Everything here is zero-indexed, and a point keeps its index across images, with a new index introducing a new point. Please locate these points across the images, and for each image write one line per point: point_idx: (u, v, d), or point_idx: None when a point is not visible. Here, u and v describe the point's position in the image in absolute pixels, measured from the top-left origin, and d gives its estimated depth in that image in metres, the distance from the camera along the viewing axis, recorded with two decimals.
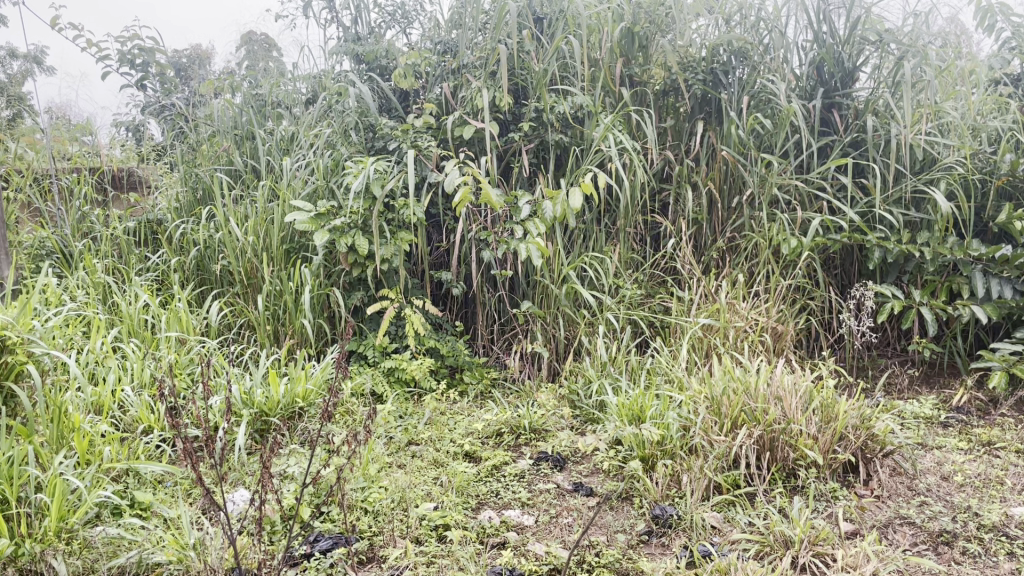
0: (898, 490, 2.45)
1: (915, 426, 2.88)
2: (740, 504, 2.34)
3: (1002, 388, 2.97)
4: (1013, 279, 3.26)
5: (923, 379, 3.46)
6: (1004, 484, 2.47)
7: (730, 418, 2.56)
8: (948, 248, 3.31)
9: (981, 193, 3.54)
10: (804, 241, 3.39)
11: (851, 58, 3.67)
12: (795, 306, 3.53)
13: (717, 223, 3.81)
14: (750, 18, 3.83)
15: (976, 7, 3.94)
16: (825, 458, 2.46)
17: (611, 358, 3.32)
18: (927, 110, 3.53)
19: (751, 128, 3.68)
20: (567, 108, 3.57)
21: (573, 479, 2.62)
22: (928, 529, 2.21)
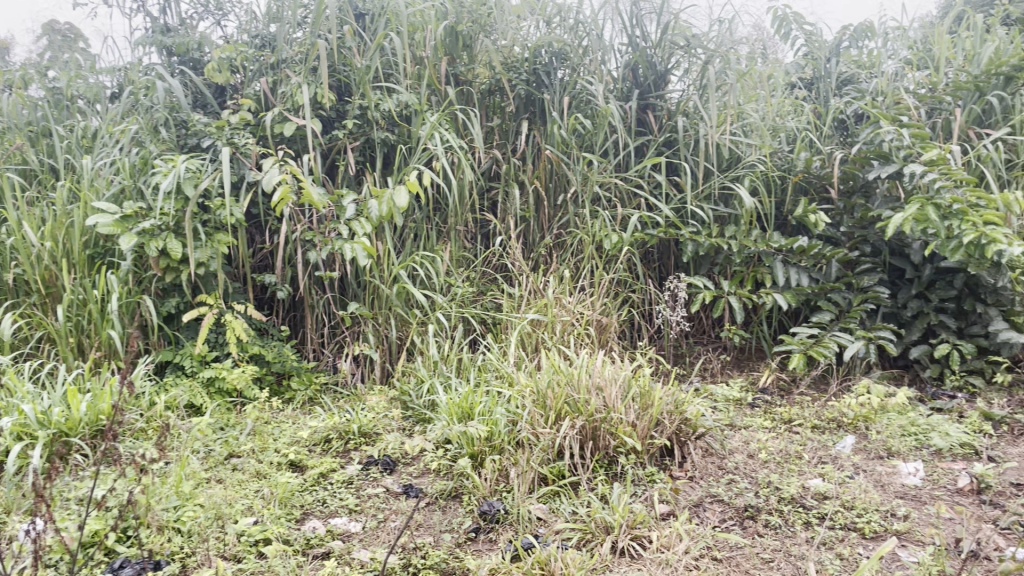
0: (709, 471, 2.60)
1: (726, 408, 3.07)
2: (564, 495, 2.40)
3: (800, 368, 3.22)
4: (809, 268, 3.54)
5: (734, 363, 3.69)
6: (802, 458, 2.67)
7: (555, 411, 2.62)
8: (753, 241, 3.55)
9: (781, 189, 3.81)
10: (624, 237, 3.54)
11: (663, 62, 3.89)
12: (618, 299, 3.67)
13: (544, 220, 3.89)
14: (569, 21, 3.93)
15: (774, 16, 4.20)
16: (644, 444, 2.58)
17: (443, 357, 3.30)
18: (731, 111, 3.78)
19: (573, 128, 3.80)
20: (392, 106, 3.53)
21: (402, 482, 2.58)
22: (735, 505, 2.37)
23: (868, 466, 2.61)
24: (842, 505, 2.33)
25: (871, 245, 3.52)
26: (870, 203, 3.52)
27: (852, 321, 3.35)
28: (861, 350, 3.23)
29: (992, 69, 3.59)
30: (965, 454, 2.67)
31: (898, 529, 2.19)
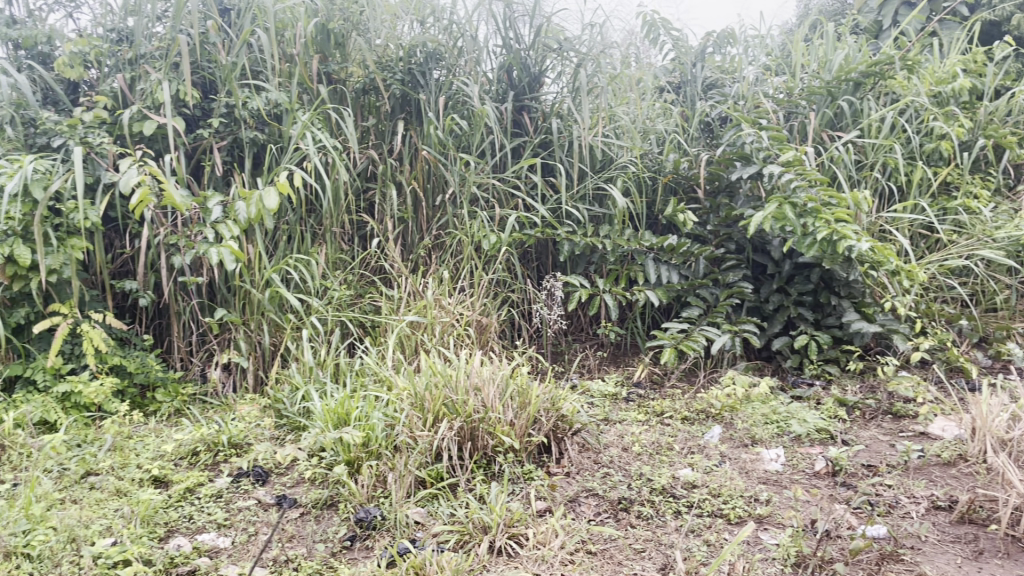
0: (585, 466, 2.64)
1: (602, 404, 3.14)
2: (442, 497, 2.38)
3: (671, 363, 3.32)
4: (679, 266, 3.66)
5: (611, 360, 3.77)
6: (673, 449, 2.76)
7: (433, 413, 2.59)
8: (626, 239, 3.65)
9: (652, 189, 3.94)
10: (502, 237, 3.57)
11: (537, 64, 3.92)
12: (497, 299, 3.68)
13: (422, 221, 3.85)
14: (444, 21, 3.90)
15: (643, 21, 4.32)
16: (522, 443, 2.60)
17: (319, 362, 3.22)
18: (603, 114, 3.89)
19: (449, 128, 3.78)
20: (261, 104, 3.42)
21: (274, 493, 2.49)
22: (609, 498, 2.42)
23: (734, 454, 2.73)
24: (710, 493, 2.42)
25: (735, 242, 3.68)
26: (734, 202, 3.68)
27: (718, 315, 3.49)
28: (727, 343, 3.37)
29: (842, 76, 3.82)
30: (822, 438, 2.83)
31: (761, 514, 2.30)
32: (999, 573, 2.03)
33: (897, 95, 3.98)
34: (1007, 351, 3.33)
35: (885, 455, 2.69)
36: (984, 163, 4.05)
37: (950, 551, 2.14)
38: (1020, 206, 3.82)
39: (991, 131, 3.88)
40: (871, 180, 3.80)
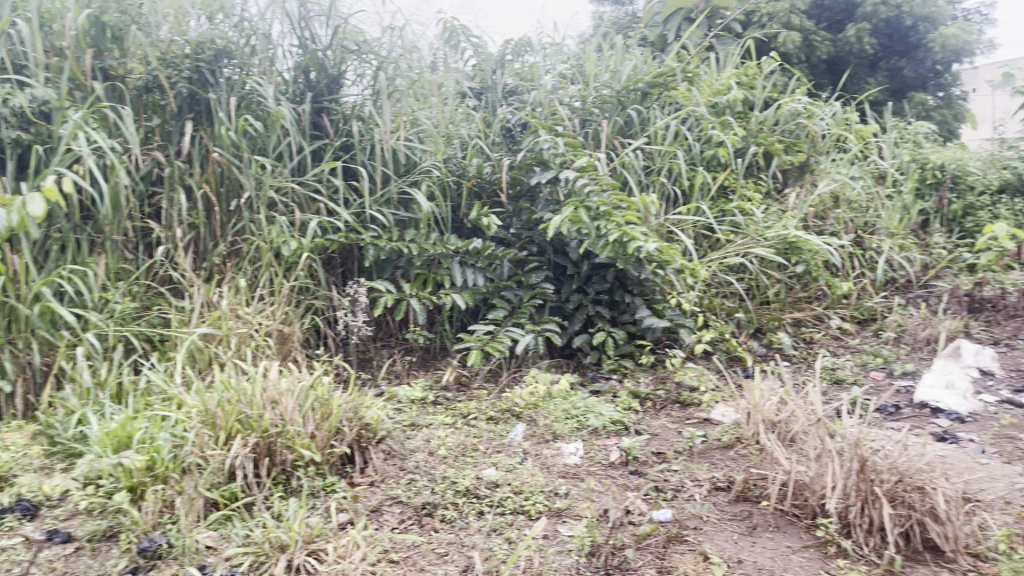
0: (389, 473, 2.62)
1: (408, 410, 3.12)
2: (237, 518, 2.27)
3: (477, 364, 3.35)
4: (484, 269, 3.72)
5: (419, 364, 3.75)
6: (477, 449, 2.79)
7: (226, 430, 2.45)
8: (431, 243, 3.64)
9: (456, 194, 3.94)
10: (302, 243, 3.46)
11: (336, 66, 3.85)
12: (300, 307, 3.56)
13: (217, 228, 3.64)
14: (234, 18, 3.78)
15: (444, 27, 4.29)
16: (323, 454, 2.53)
17: (99, 382, 2.97)
18: (405, 118, 3.89)
19: (243, 130, 3.61)
20: (24, 101, 3.11)
21: (44, 529, 2.27)
22: (414, 504, 2.41)
23: (536, 451, 2.80)
24: (511, 491, 2.47)
25: (537, 245, 3.80)
26: (535, 206, 3.79)
27: (522, 315, 3.57)
28: (530, 343, 3.46)
29: (630, 85, 4.12)
30: (617, 430, 2.97)
31: (559, 507, 2.38)
32: (769, 545, 2.22)
33: (680, 105, 4.26)
34: (778, 340, 3.67)
35: (673, 442, 2.87)
36: (757, 168, 4.43)
37: (728, 528, 2.31)
38: (788, 207, 4.20)
39: (761, 139, 4.27)
40: (659, 185, 4.03)
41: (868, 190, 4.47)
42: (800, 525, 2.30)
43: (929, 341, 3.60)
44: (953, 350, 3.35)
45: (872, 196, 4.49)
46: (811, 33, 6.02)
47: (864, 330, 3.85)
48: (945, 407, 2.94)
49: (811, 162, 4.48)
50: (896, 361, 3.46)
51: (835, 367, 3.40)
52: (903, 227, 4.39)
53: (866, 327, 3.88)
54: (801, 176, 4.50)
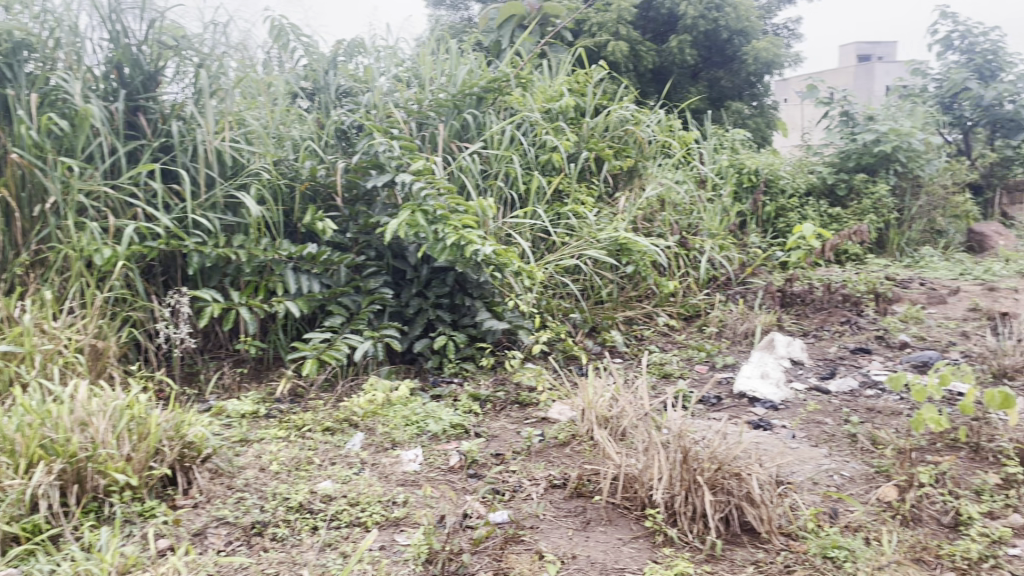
0: (216, 493, 2.48)
1: (238, 424, 2.98)
2: (41, 552, 2.08)
3: (313, 374, 3.24)
4: (320, 275, 3.60)
5: (252, 376, 3.58)
6: (312, 462, 2.70)
7: (26, 458, 2.23)
8: (261, 249, 3.47)
9: (288, 198, 3.78)
10: (117, 250, 3.22)
11: (152, 62, 3.62)
12: (116, 320, 3.31)
13: (17, 236, 3.34)
14: (34, 8, 3.45)
15: (271, 25, 4.15)
16: (140, 477, 2.36)
17: None
18: (230, 118, 3.72)
19: (45, 128, 3.31)
20: None
21: None
22: (242, 524, 2.30)
23: (373, 460, 2.74)
24: (347, 503, 2.41)
25: (374, 250, 3.72)
26: (371, 210, 3.72)
27: (360, 322, 3.49)
28: (369, 350, 3.39)
29: (465, 90, 4.06)
30: (456, 434, 2.97)
31: (396, 517, 2.34)
32: (601, 539, 2.28)
33: (514, 109, 4.38)
34: (611, 337, 3.79)
35: (511, 443, 2.89)
36: (589, 173, 4.57)
37: (562, 525, 2.35)
38: (619, 209, 4.36)
39: (592, 144, 4.46)
40: (496, 189, 4.05)
41: (691, 194, 4.72)
42: (630, 516, 2.37)
43: (747, 334, 3.83)
44: (768, 343, 3.59)
45: (694, 199, 4.75)
46: (638, 43, 6.33)
47: (690, 326, 4.06)
48: (761, 396, 3.14)
49: (640, 167, 4.68)
50: (718, 355, 3.67)
51: (663, 362, 3.56)
52: (723, 229, 4.67)
53: (692, 323, 4.09)
54: (630, 180, 4.68)
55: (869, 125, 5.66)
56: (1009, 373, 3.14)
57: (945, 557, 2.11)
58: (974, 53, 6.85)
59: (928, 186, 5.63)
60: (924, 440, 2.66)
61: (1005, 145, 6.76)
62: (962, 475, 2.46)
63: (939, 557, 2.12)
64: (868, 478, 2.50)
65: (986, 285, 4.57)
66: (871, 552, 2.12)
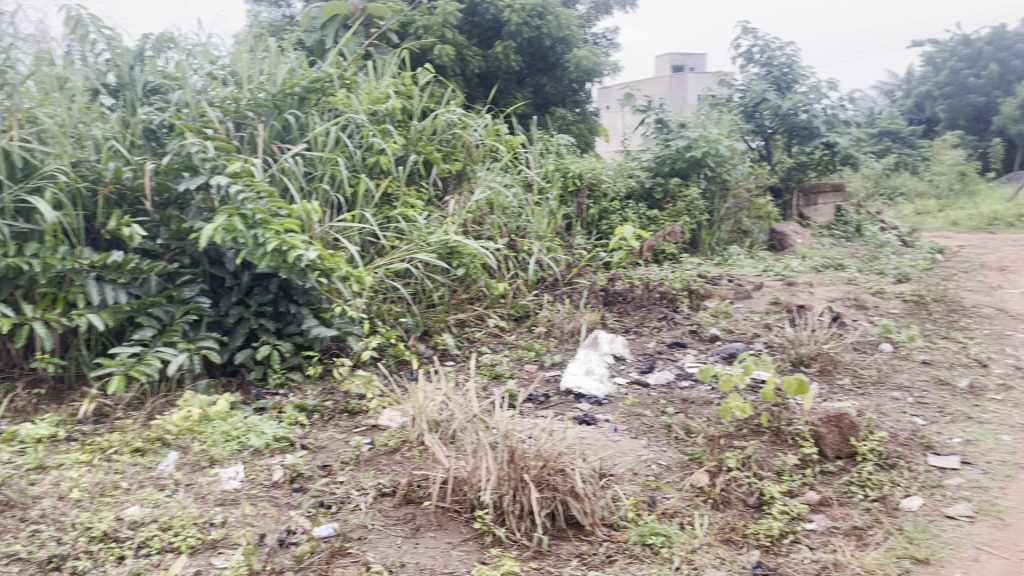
0: (5, 527, 2.25)
1: (34, 450, 2.72)
2: None
3: (120, 392, 3.00)
4: (128, 284, 3.33)
5: (51, 397, 3.29)
6: (119, 487, 2.50)
7: None
8: (58, 258, 3.17)
9: (90, 203, 3.48)
10: None
11: None
12: None
13: None
14: None
15: (66, 15, 3.83)
16: None
17: None
18: (19, 115, 3.38)
19: None
20: None
21: None
22: (36, 560, 2.10)
23: (189, 480, 2.58)
24: (158, 528, 2.25)
25: (189, 256, 3.50)
26: (185, 214, 3.50)
27: (174, 333, 3.26)
28: (184, 363, 3.18)
29: (286, 89, 3.94)
30: (281, 448, 2.86)
31: (214, 538, 2.22)
32: (431, 544, 2.26)
33: (339, 110, 4.28)
34: (443, 341, 3.79)
35: (339, 453, 2.81)
36: (418, 176, 4.54)
37: (391, 533, 2.32)
38: (449, 212, 4.35)
39: (420, 147, 4.42)
40: (321, 192, 3.92)
41: (518, 197, 4.80)
42: (460, 519, 2.37)
43: (573, 333, 3.94)
44: (592, 341, 3.71)
45: (523, 202, 4.82)
46: (464, 48, 6.41)
47: (520, 326, 4.13)
48: (586, 391, 3.24)
49: (468, 171, 4.71)
50: (546, 354, 3.75)
51: (494, 363, 3.60)
52: (549, 231, 4.80)
53: (522, 324, 4.16)
54: (459, 183, 4.70)
55: (681, 131, 6.01)
56: (804, 360, 3.43)
57: (750, 535, 2.27)
58: (772, 65, 7.42)
59: (734, 189, 6.06)
60: (732, 426, 2.85)
61: (800, 151, 7.38)
62: (765, 457, 2.65)
63: (745, 536, 2.28)
64: (683, 465, 2.64)
65: (785, 280, 4.97)
66: (685, 536, 2.25)
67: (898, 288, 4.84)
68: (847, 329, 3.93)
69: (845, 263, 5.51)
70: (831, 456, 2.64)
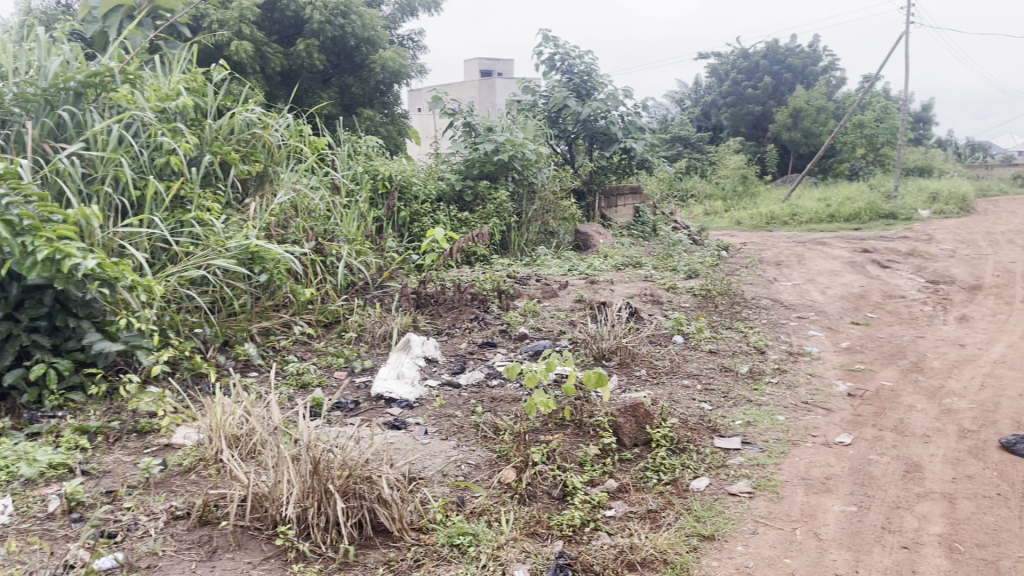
0: None
1: None
2: None
3: None
4: None
5: None
6: None
7: None
8: None
9: None
10: None
11: None
12: None
13: None
14: None
15: None
16: None
17: None
18: None
19: None
20: None
21: None
22: None
23: None
24: None
25: None
26: None
27: None
28: None
29: (58, 84, 3.63)
30: (58, 475, 2.60)
31: None
32: (229, 566, 2.12)
33: (122, 107, 3.97)
34: (246, 351, 3.60)
35: (125, 476, 2.60)
36: (213, 178, 4.28)
37: (185, 559, 2.16)
38: (249, 217, 4.13)
39: (216, 148, 4.15)
40: (103, 196, 3.63)
41: (325, 200, 4.65)
42: (261, 537, 2.25)
43: (384, 337, 3.89)
44: (404, 343, 3.66)
45: (330, 206, 4.69)
46: None
47: (328, 332, 4.02)
48: (396, 396, 3.20)
49: (269, 173, 4.53)
50: (356, 359, 3.68)
51: (301, 372, 3.47)
52: (358, 234, 4.71)
53: (331, 330, 4.06)
54: (260, 186, 4.50)
55: (489, 135, 6.13)
56: (605, 354, 3.59)
57: (554, 527, 2.33)
58: (573, 73, 7.73)
59: (540, 192, 6.28)
60: (538, 422, 2.93)
61: (600, 156, 7.75)
62: (568, 449, 2.75)
63: (550, 527, 2.34)
64: (491, 463, 2.67)
65: (588, 279, 5.19)
66: (492, 534, 2.27)
67: (689, 283, 5.19)
68: (643, 323, 4.15)
69: (644, 261, 5.84)
70: (628, 444, 2.79)
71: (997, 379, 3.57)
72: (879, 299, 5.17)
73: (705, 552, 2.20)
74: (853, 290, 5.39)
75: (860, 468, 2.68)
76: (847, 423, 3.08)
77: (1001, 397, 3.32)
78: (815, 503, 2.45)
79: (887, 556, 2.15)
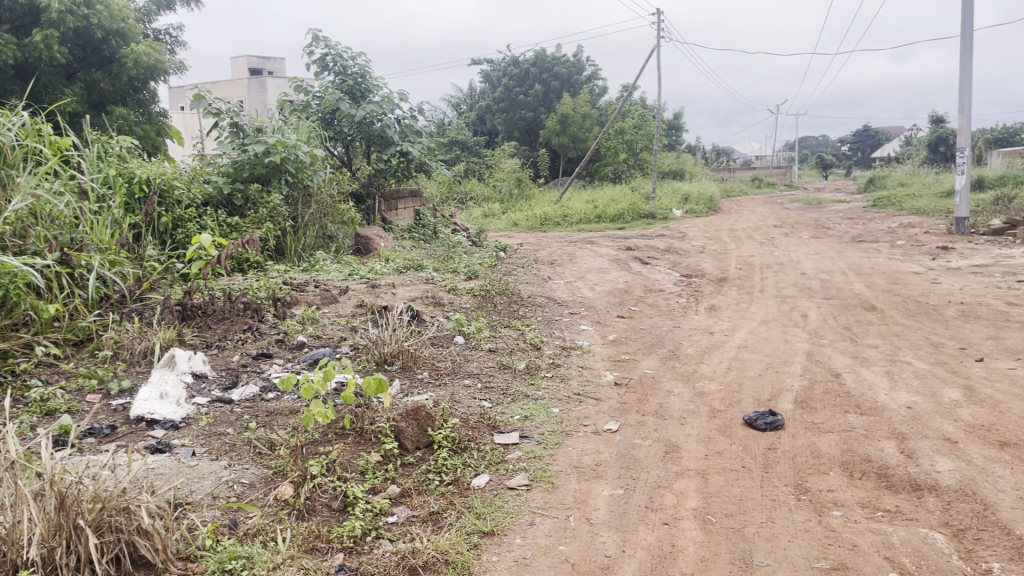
0: None
1: None
2: None
3: None
4: None
5: None
6: None
7: None
8: None
9: None
10: None
11: None
12: None
13: None
14: None
15: None
16: None
17: None
18: None
19: None
20: None
21: None
22: None
23: None
24: None
25: None
26: None
27: None
28: None
29: None
30: None
31: None
32: None
33: None
34: None
35: None
36: None
37: None
38: None
39: None
40: None
41: (71, 206, 4.21)
42: None
43: (146, 353, 3.59)
44: (169, 359, 3.40)
45: (79, 212, 4.27)
46: None
47: (79, 353, 3.65)
48: (159, 417, 2.97)
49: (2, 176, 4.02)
50: (112, 380, 3.37)
51: (47, 398, 3.12)
52: (113, 243, 4.32)
53: (83, 349, 3.70)
54: None
55: (258, 137, 5.88)
56: (386, 359, 3.56)
57: (334, 540, 2.27)
58: (346, 74, 7.59)
59: (317, 196, 6.14)
60: (316, 433, 2.84)
61: (378, 158, 7.69)
62: (349, 459, 2.69)
63: (330, 541, 2.27)
64: (267, 480, 2.56)
65: (369, 283, 5.13)
66: (267, 554, 2.16)
67: (469, 285, 5.30)
68: (424, 326, 4.17)
69: (424, 264, 5.88)
70: (410, 447, 2.79)
71: (740, 362, 3.97)
72: (641, 294, 5.57)
73: (485, 549, 2.25)
74: (618, 286, 5.76)
75: (626, 453, 2.86)
76: (615, 411, 3.28)
77: (744, 378, 3.69)
78: (587, 490, 2.58)
79: (650, 533, 2.31)
